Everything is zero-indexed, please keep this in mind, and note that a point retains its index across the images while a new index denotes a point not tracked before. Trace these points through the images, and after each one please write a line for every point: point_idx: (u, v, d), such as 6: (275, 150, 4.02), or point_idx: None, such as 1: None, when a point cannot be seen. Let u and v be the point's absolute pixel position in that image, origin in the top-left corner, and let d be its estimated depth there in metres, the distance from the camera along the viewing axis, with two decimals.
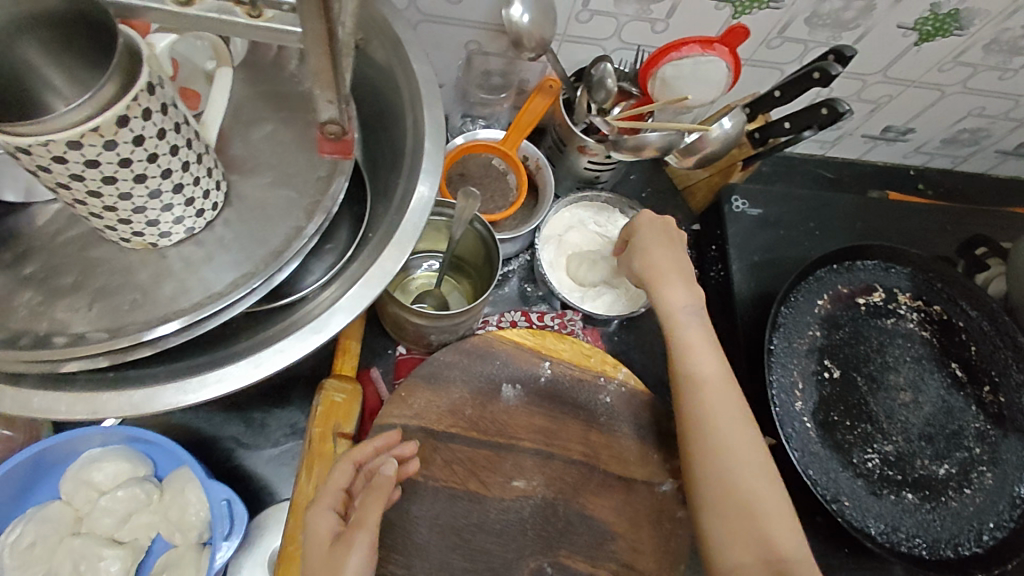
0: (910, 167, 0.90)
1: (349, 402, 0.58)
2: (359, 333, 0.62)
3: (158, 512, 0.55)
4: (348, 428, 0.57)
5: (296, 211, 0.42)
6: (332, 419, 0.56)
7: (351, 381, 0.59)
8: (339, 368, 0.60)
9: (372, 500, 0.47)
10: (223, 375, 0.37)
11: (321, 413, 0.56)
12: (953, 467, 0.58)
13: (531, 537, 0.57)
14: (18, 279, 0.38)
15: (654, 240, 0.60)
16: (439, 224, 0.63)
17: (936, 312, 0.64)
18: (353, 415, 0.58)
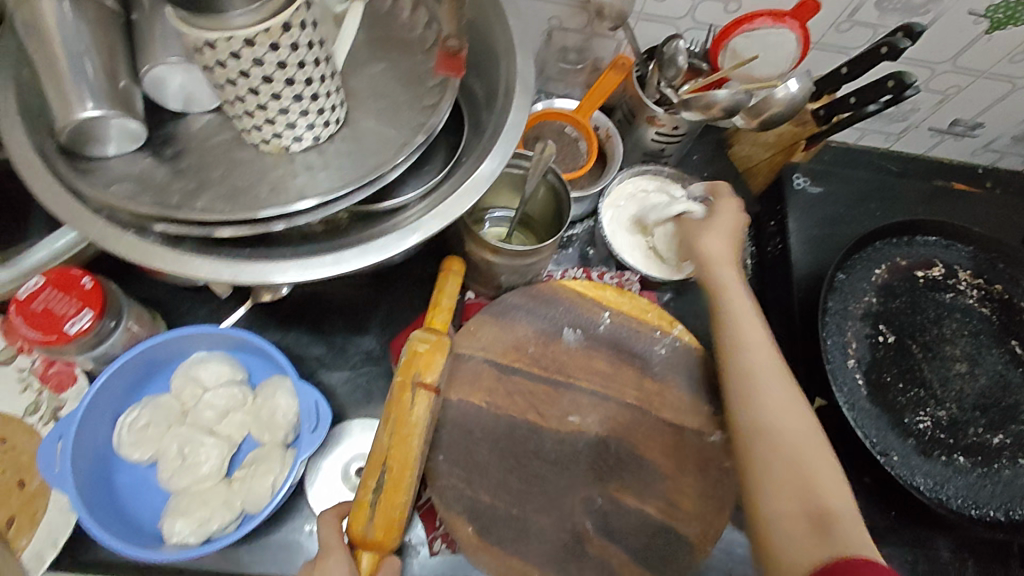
0: (978, 165, 0.90)
1: (432, 352, 0.56)
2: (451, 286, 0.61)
3: (252, 412, 0.62)
4: (428, 378, 0.55)
5: (402, 131, 0.48)
6: (413, 368, 0.55)
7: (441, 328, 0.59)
8: (428, 321, 0.60)
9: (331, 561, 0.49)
10: (340, 259, 0.44)
11: (405, 360, 0.56)
12: (1009, 438, 0.58)
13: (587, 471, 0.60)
14: (176, 169, 0.46)
15: (721, 227, 0.64)
16: (516, 177, 0.68)
17: (998, 291, 0.65)
18: (436, 363, 0.56)
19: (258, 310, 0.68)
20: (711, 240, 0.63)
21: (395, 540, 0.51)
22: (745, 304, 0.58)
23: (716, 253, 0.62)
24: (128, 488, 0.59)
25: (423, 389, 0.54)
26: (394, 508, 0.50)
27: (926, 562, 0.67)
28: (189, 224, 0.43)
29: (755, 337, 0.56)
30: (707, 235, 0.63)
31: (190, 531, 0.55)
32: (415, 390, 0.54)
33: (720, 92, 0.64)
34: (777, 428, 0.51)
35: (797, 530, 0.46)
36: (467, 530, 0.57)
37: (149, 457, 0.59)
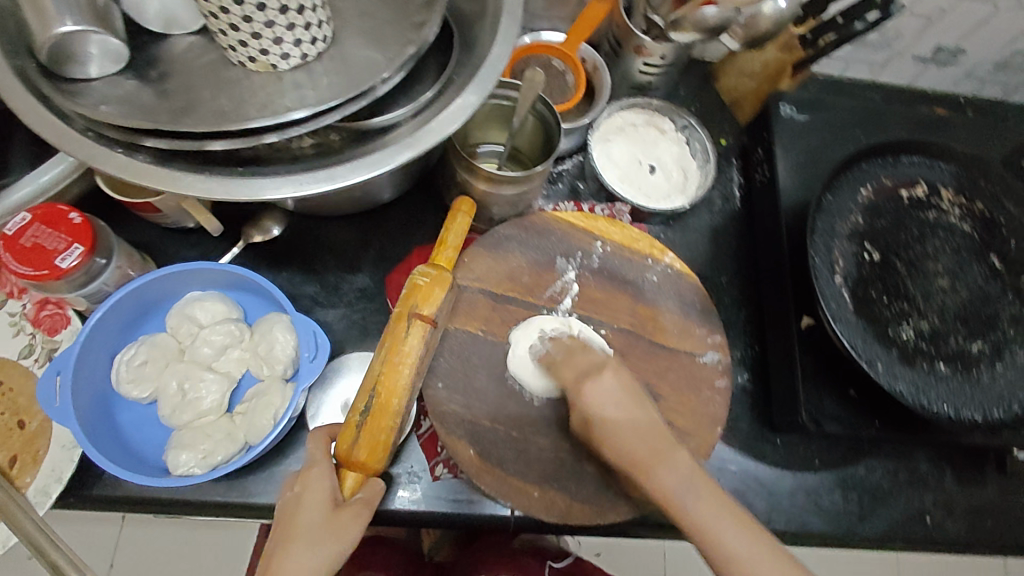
0: (959, 94, 0.92)
1: (431, 286, 0.55)
2: (460, 227, 0.60)
3: (249, 348, 0.62)
4: (425, 310, 0.54)
5: (391, 48, 0.47)
6: (411, 300, 0.54)
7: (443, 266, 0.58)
8: (433, 259, 0.59)
9: (316, 471, 0.49)
10: (335, 176, 0.44)
11: (405, 293, 0.55)
12: (987, 346, 0.60)
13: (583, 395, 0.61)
14: (161, 90, 0.45)
15: (597, 369, 0.55)
16: (504, 109, 0.66)
17: (978, 208, 0.66)
18: (434, 298, 0.55)
19: (250, 251, 0.68)
20: (592, 354, 0.58)
21: (377, 464, 0.50)
22: (633, 423, 0.52)
23: (620, 412, 0.52)
24: (129, 424, 0.59)
25: (419, 321, 0.53)
26: (379, 432, 0.50)
27: (907, 471, 0.70)
28: (178, 140, 0.43)
29: (626, 408, 0.52)
30: (586, 351, 0.58)
31: (195, 462, 0.56)
32: (411, 320, 0.53)
33: (709, 10, 0.63)
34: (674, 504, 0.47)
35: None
36: (467, 454, 0.58)
37: (148, 395, 0.59)
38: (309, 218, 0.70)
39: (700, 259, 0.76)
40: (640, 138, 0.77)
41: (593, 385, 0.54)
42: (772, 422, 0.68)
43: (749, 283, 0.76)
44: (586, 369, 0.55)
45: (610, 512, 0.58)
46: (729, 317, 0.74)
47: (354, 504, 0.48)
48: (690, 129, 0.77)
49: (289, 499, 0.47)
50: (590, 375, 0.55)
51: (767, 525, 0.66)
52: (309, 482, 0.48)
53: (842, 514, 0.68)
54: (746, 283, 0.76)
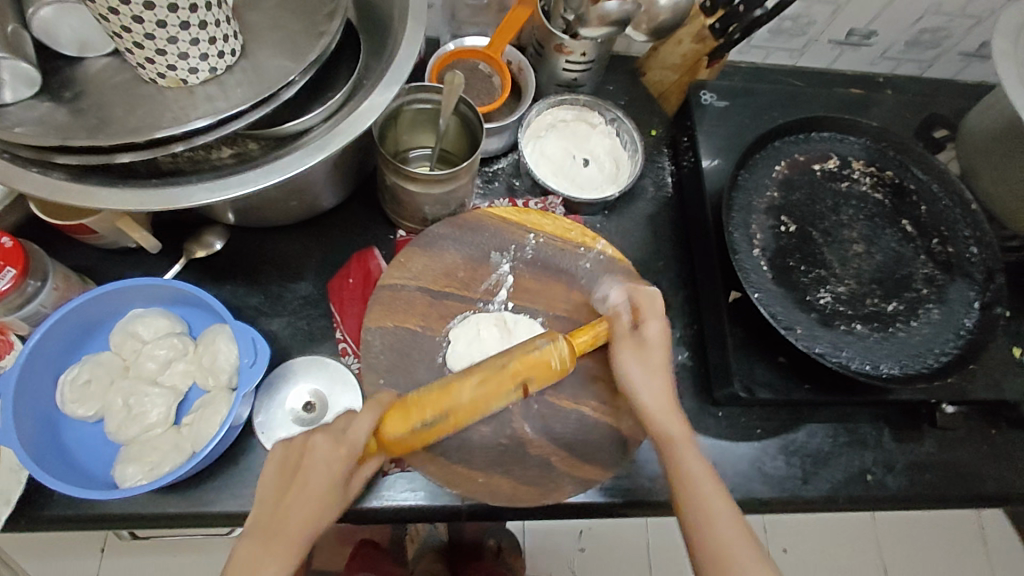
0: (879, 74, 0.95)
1: (552, 367, 0.57)
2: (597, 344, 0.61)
3: (194, 361, 0.63)
4: (530, 387, 0.57)
5: (299, 57, 0.49)
6: (532, 371, 0.57)
7: (568, 346, 0.59)
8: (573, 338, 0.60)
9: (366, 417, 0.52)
10: (247, 181, 0.46)
11: (533, 359, 0.57)
12: (901, 304, 0.64)
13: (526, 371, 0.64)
14: (76, 109, 0.46)
15: (652, 351, 0.59)
16: (428, 112, 0.68)
17: (889, 176, 0.70)
18: (546, 381, 0.57)
19: (193, 267, 0.69)
20: (653, 331, 0.59)
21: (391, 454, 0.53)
22: (661, 399, 0.57)
23: (653, 394, 0.57)
24: (76, 443, 0.60)
25: (519, 390, 0.56)
26: (417, 443, 0.53)
27: (846, 434, 0.73)
28: (89, 154, 0.44)
29: (668, 413, 0.56)
30: (646, 327, 0.60)
31: (141, 476, 0.57)
32: (516, 385, 0.56)
33: (611, 3, 0.66)
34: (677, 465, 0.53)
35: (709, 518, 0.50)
36: (411, 446, 0.60)
37: (95, 413, 0.60)
38: (250, 231, 0.71)
39: (637, 245, 0.79)
40: (570, 131, 0.80)
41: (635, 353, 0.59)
42: (712, 396, 0.71)
43: (685, 264, 0.78)
44: (639, 343, 0.59)
45: (554, 492, 0.60)
46: (667, 299, 0.76)
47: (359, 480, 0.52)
48: (618, 121, 0.80)
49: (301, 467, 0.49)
50: (630, 346, 0.59)
51: None
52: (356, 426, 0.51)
53: (786, 479, 0.70)
54: (682, 264, 0.78)
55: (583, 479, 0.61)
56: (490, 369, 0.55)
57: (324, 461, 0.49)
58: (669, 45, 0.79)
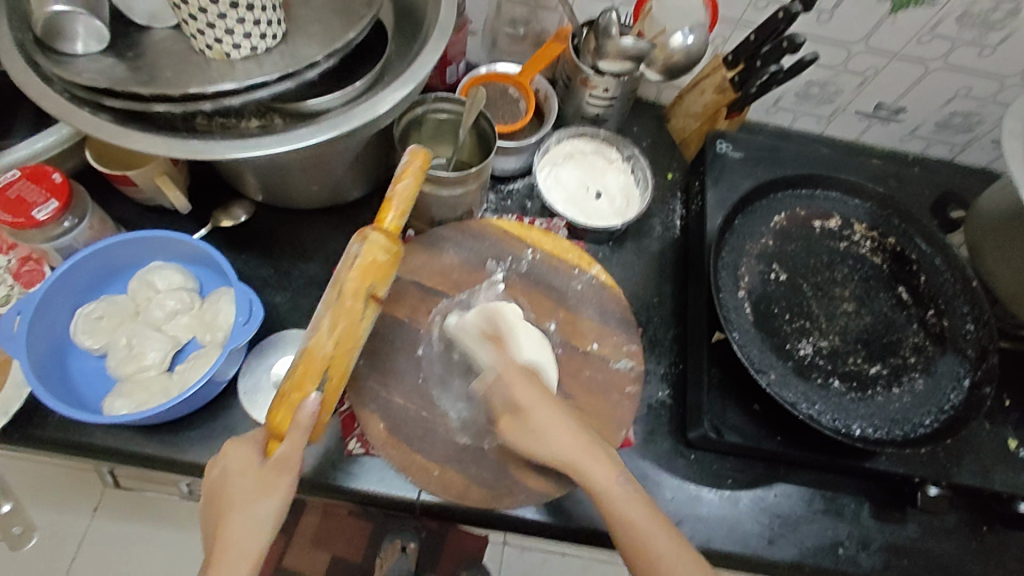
0: (908, 153, 0.95)
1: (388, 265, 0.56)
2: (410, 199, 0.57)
3: (197, 316, 0.68)
4: (378, 290, 0.56)
5: (330, 48, 0.55)
6: (370, 280, 0.54)
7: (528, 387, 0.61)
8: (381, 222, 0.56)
9: (242, 444, 0.52)
10: (260, 145, 0.51)
11: (361, 265, 0.53)
12: (885, 368, 0.63)
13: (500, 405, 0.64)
14: (132, 67, 0.53)
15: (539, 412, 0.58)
16: (450, 121, 0.74)
17: (890, 243, 0.70)
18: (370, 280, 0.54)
19: (217, 234, 0.75)
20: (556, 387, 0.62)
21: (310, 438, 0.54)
22: (579, 453, 0.57)
23: (573, 435, 0.58)
24: (78, 372, 0.65)
25: (369, 300, 0.55)
26: (295, 391, 0.51)
27: (824, 500, 0.70)
28: (131, 102, 0.51)
29: (606, 477, 0.56)
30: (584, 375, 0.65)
31: (129, 407, 0.61)
32: (367, 300, 0.55)
33: (628, 39, 0.71)
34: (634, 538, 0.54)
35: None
36: (377, 427, 0.62)
37: (99, 347, 0.65)
38: (273, 211, 0.77)
39: (636, 279, 0.80)
40: (586, 162, 0.83)
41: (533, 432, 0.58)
42: (686, 436, 0.70)
43: (680, 303, 0.79)
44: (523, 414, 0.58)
45: (506, 497, 0.61)
46: (656, 334, 0.77)
47: (271, 471, 0.50)
48: (634, 159, 0.83)
49: (232, 470, 0.51)
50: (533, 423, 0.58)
51: None
52: (239, 451, 0.51)
53: (751, 534, 0.68)
54: (677, 302, 0.79)
55: (535, 490, 0.61)
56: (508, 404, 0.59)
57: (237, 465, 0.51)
58: (694, 94, 0.82)
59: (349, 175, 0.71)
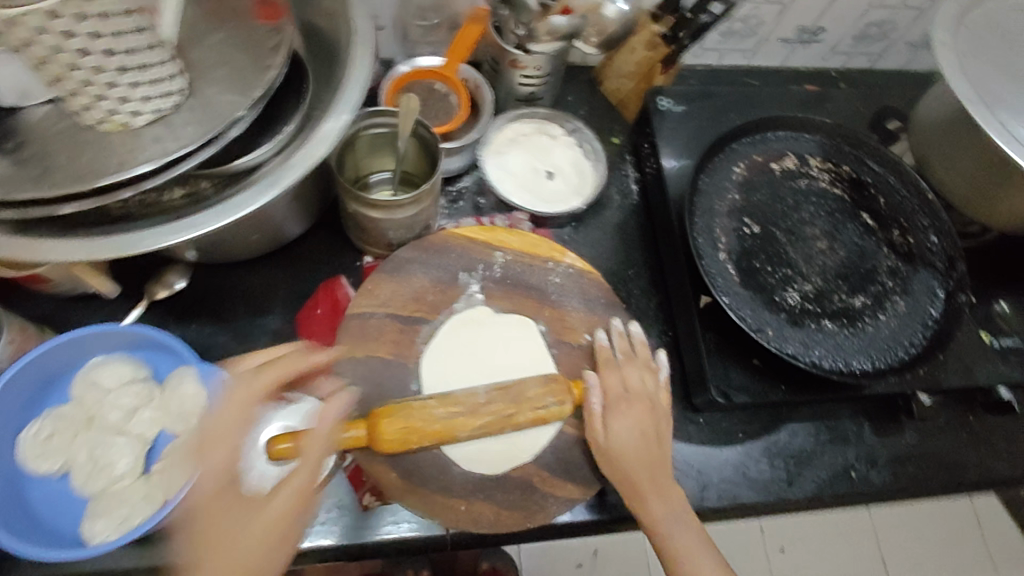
0: (831, 69, 0.96)
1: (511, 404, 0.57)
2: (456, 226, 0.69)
3: (161, 407, 0.61)
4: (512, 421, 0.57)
5: (246, 94, 0.48)
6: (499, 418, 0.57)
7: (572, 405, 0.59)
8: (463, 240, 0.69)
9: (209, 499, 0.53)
10: (197, 222, 0.45)
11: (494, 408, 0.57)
12: (868, 298, 0.65)
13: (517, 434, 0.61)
14: (17, 161, 0.45)
15: (632, 403, 0.61)
16: (386, 135, 0.68)
17: (846, 171, 0.71)
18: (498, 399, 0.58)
19: (156, 308, 0.68)
20: (632, 380, 0.63)
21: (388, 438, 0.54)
22: (642, 464, 0.59)
23: (630, 444, 0.59)
24: (40, 501, 0.58)
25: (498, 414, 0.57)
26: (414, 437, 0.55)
27: (827, 431, 0.73)
28: (32, 206, 0.44)
29: (637, 462, 0.59)
30: (624, 376, 0.63)
31: (113, 527, 0.55)
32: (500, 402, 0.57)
33: (560, 18, 0.67)
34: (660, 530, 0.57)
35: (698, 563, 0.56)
36: (390, 477, 0.59)
37: (59, 468, 0.58)
38: (213, 270, 0.70)
39: (607, 255, 0.79)
40: (533, 143, 0.80)
41: (611, 426, 0.60)
42: (691, 402, 0.70)
43: (656, 269, 0.78)
44: (620, 401, 0.61)
45: (539, 513, 0.59)
46: (640, 307, 0.76)
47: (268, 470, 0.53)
48: (579, 132, 0.80)
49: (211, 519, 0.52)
50: (619, 409, 0.61)
51: (701, 502, 0.68)
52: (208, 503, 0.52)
53: (770, 479, 0.70)
54: (653, 269, 0.78)
55: (566, 498, 0.60)
56: (501, 407, 0.57)
57: (268, 510, 0.52)
58: (624, 54, 0.79)
59: (289, 216, 0.65)
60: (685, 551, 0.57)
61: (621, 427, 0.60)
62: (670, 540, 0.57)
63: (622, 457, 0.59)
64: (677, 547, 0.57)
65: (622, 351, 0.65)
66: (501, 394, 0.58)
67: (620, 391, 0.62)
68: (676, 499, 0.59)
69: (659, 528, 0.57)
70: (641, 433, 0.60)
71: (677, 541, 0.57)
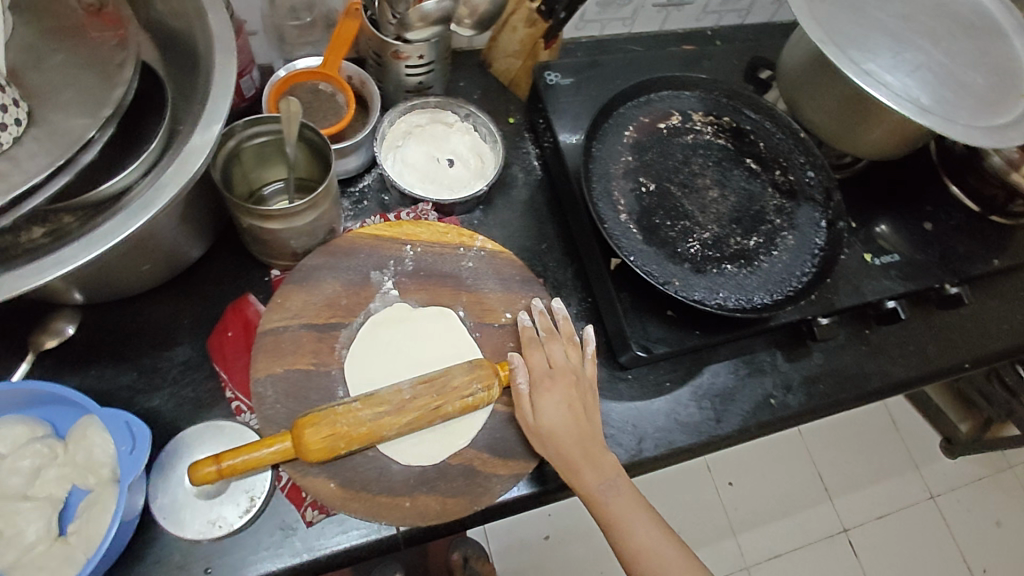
0: (707, 28, 1.01)
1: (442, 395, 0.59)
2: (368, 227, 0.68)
3: (67, 462, 0.57)
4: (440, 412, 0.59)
5: (98, 115, 0.45)
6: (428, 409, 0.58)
7: (500, 388, 0.61)
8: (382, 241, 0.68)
9: None
10: (62, 258, 0.43)
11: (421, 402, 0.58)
12: (761, 237, 0.69)
13: (451, 421, 0.62)
14: None
15: (557, 380, 0.62)
16: (272, 144, 0.65)
17: (726, 122, 0.75)
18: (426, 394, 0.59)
19: (47, 360, 0.63)
20: (556, 356, 0.64)
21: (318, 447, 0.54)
22: (572, 438, 0.60)
23: (559, 420, 0.60)
24: None
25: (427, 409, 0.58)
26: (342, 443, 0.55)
27: (745, 364, 0.78)
28: None
29: (567, 436, 0.60)
30: (548, 353, 0.64)
31: None
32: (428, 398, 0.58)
33: (429, 3, 0.66)
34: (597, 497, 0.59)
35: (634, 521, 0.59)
36: (329, 488, 0.57)
37: None
38: (106, 308, 0.66)
39: (520, 233, 0.79)
40: (430, 134, 0.79)
41: (539, 406, 0.61)
42: (618, 361, 0.73)
43: (567, 239, 0.80)
44: (545, 378, 0.62)
45: (485, 495, 0.60)
46: (558, 279, 0.77)
47: None
48: (473, 116, 0.79)
49: None
50: (545, 386, 0.62)
51: (640, 454, 0.71)
52: None
53: (701, 421, 0.74)
54: (564, 240, 0.80)
55: (509, 474, 0.61)
56: (428, 401, 0.58)
57: None
58: (506, 32, 0.80)
59: (180, 240, 0.62)
60: (621, 513, 0.59)
61: (549, 403, 0.61)
62: (607, 505, 0.59)
63: (552, 434, 0.60)
64: (615, 510, 0.59)
65: (544, 329, 0.66)
66: (430, 386, 0.59)
67: (545, 369, 0.63)
68: (609, 465, 0.61)
69: (595, 496, 0.59)
70: (569, 409, 0.61)
71: (614, 505, 0.59)
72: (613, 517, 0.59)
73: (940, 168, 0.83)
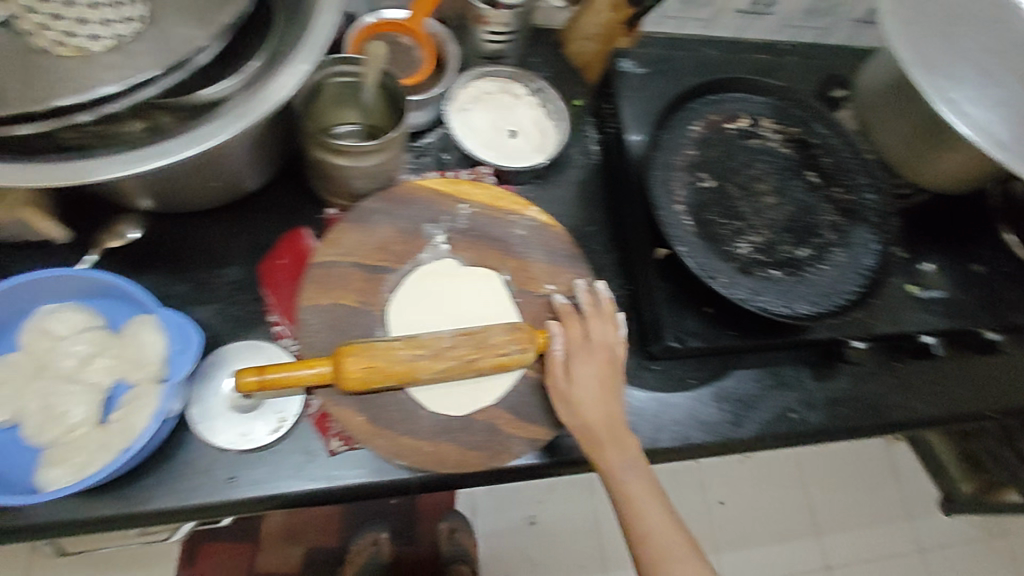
0: (783, 42, 1.00)
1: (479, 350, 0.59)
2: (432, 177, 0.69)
3: (117, 355, 0.60)
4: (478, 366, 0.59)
5: (207, 24, 0.47)
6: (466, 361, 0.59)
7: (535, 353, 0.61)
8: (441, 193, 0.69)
9: None
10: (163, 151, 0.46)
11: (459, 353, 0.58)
12: (811, 249, 0.69)
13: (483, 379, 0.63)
14: None
15: (592, 354, 0.63)
16: (351, 86, 0.68)
17: (794, 132, 0.75)
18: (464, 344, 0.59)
19: (107, 259, 0.66)
20: (596, 331, 0.65)
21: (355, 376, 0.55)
22: (598, 412, 0.62)
23: (588, 393, 0.62)
24: None
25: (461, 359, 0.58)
26: (380, 378, 0.56)
27: (771, 375, 0.78)
28: None
29: (593, 411, 0.62)
30: (588, 328, 0.65)
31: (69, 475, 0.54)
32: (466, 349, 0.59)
33: None
34: (614, 474, 0.60)
35: (647, 506, 0.60)
36: (357, 421, 0.60)
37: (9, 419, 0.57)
38: (170, 218, 0.68)
39: (568, 212, 0.80)
40: (497, 101, 0.80)
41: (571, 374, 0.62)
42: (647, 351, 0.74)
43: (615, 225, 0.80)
44: (582, 350, 0.64)
45: (503, 454, 0.62)
46: (600, 262, 0.78)
47: None
48: (543, 91, 0.81)
49: None
50: (580, 358, 0.63)
51: (654, 443, 0.72)
52: None
53: (718, 423, 0.74)
54: (611, 225, 0.80)
55: (528, 438, 0.63)
56: (465, 352, 0.59)
57: None
58: (589, 15, 0.79)
59: (250, 164, 0.64)
60: (636, 496, 0.60)
61: (581, 374, 0.62)
62: (623, 484, 0.60)
63: (580, 404, 0.61)
64: (631, 492, 0.60)
65: (588, 306, 0.67)
66: (469, 339, 0.59)
67: (583, 340, 0.64)
68: (631, 446, 0.62)
69: (613, 473, 0.60)
70: (600, 384, 0.63)
71: (630, 486, 0.60)
72: (627, 498, 0.60)
73: (997, 215, 0.83)
